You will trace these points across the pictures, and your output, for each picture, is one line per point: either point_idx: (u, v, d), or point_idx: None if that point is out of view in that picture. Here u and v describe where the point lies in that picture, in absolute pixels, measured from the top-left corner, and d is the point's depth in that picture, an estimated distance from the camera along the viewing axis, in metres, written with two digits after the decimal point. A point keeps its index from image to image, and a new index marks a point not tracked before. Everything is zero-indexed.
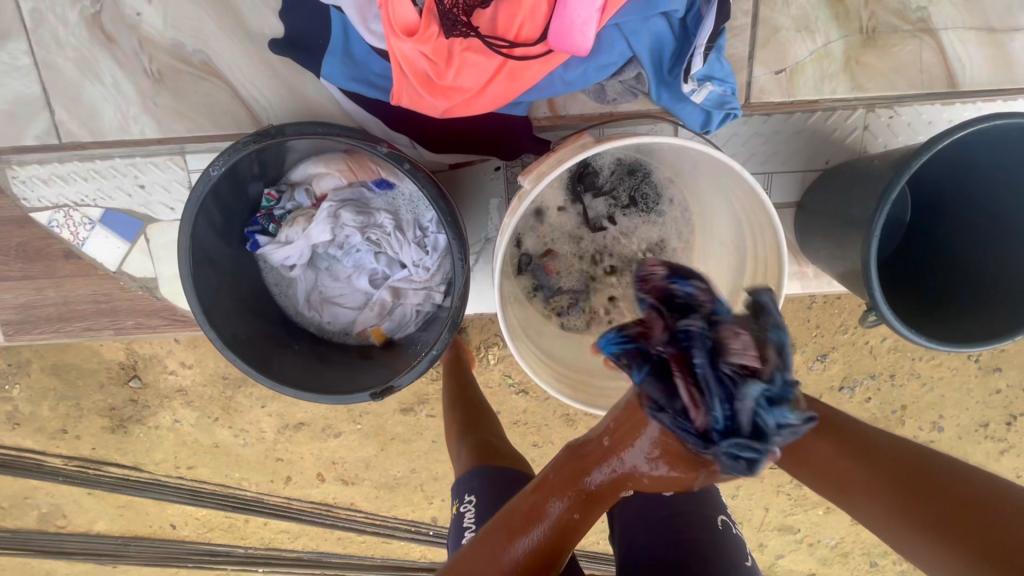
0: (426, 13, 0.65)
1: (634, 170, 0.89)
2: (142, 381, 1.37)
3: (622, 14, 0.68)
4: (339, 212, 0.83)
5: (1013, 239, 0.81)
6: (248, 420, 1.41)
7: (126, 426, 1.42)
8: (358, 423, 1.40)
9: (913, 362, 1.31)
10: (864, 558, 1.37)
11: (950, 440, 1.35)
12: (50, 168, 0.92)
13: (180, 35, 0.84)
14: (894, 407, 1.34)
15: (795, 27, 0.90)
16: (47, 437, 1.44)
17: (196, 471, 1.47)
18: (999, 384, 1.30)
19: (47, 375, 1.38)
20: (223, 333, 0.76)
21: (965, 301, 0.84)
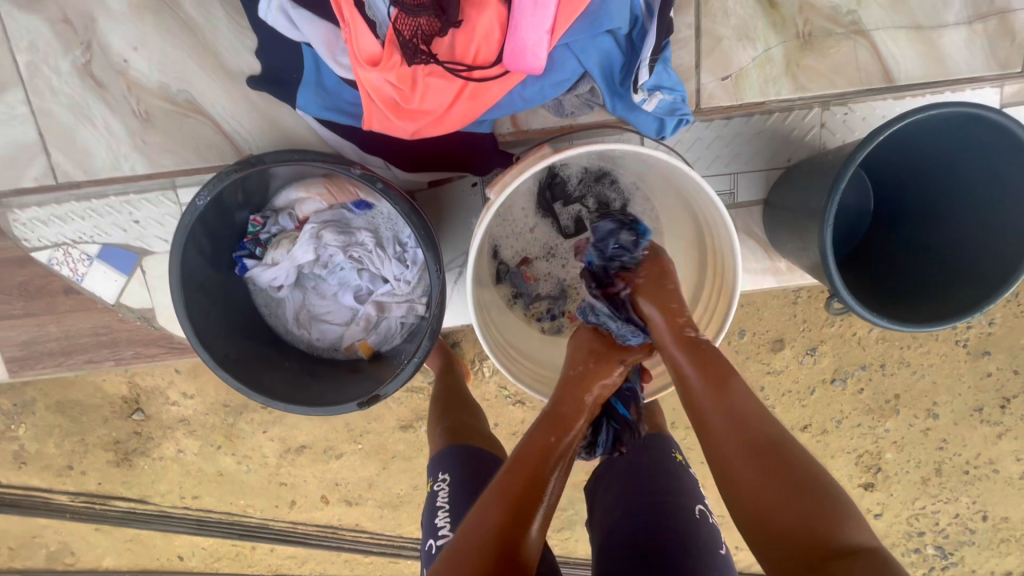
0: (388, 43, 0.69)
1: (601, 177, 0.94)
2: (145, 413, 1.40)
3: (571, 35, 0.72)
4: (321, 233, 0.87)
5: (968, 223, 0.85)
6: (251, 446, 1.44)
7: (131, 459, 1.45)
8: (359, 442, 1.43)
9: (902, 350, 1.33)
10: None
11: (947, 426, 1.37)
12: (49, 209, 0.97)
13: (163, 78, 0.90)
14: (888, 396, 1.36)
15: (736, 35, 0.95)
16: (54, 474, 1.47)
17: (201, 500, 1.50)
18: (989, 367, 1.33)
19: (52, 413, 1.41)
20: (215, 353, 0.80)
21: (926, 283, 0.88)
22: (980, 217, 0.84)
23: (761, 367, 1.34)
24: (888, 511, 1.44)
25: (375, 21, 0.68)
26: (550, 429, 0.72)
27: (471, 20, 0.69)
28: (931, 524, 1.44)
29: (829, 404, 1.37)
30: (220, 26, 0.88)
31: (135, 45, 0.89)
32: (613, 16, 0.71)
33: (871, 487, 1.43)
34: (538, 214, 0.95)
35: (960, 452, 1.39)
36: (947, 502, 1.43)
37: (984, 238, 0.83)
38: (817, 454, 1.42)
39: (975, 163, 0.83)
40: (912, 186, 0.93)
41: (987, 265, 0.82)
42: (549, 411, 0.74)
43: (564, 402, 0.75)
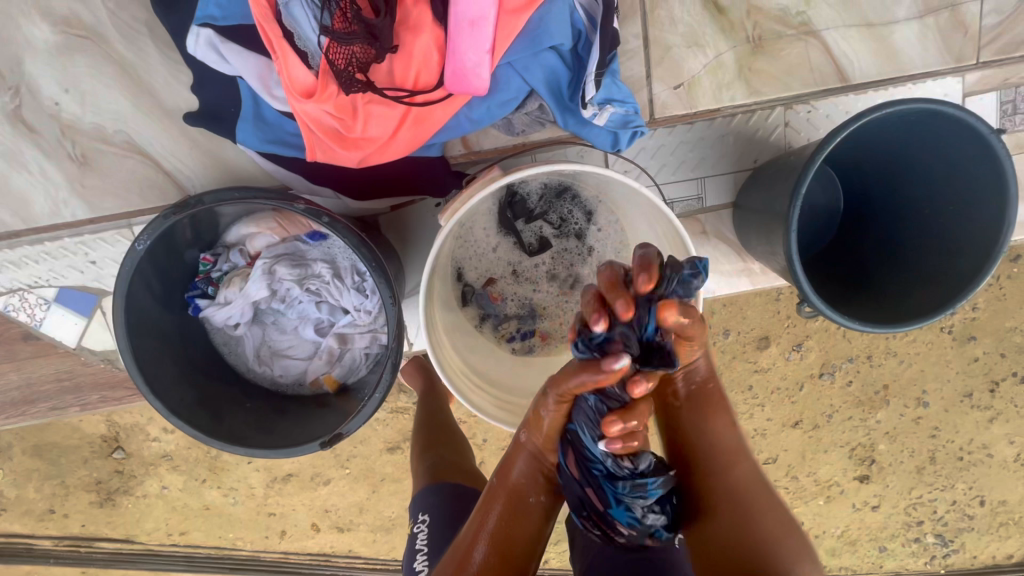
0: (322, 73, 0.66)
1: (562, 192, 0.92)
2: (125, 451, 1.36)
3: (512, 54, 0.70)
4: (274, 267, 0.85)
5: (934, 222, 0.84)
6: (237, 478, 1.40)
7: (114, 498, 1.41)
8: (347, 467, 1.39)
9: (887, 340, 1.32)
10: (872, 544, 1.46)
11: (938, 414, 1.36)
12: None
13: (100, 119, 0.87)
14: (877, 387, 1.35)
15: (685, 43, 0.94)
16: (36, 519, 1.43)
17: (189, 536, 1.46)
18: (976, 352, 1.31)
19: (30, 456, 1.38)
20: (168, 401, 0.77)
21: (897, 283, 0.86)
22: (949, 214, 0.82)
23: (749, 365, 1.32)
24: (885, 502, 1.43)
25: (307, 52, 0.66)
26: (504, 483, 0.69)
27: (406, 45, 0.66)
28: (930, 513, 1.43)
29: (819, 399, 1.35)
30: (153, 62, 0.84)
31: (65, 87, 0.85)
32: (553, 32, 0.69)
33: (867, 480, 1.42)
34: (501, 232, 0.93)
35: (953, 439, 1.37)
36: (944, 490, 1.41)
37: (952, 236, 0.81)
38: (810, 449, 1.40)
39: (937, 160, 0.82)
40: (879, 185, 0.91)
41: (959, 262, 0.80)
42: (504, 467, 0.70)
43: (513, 463, 0.69)
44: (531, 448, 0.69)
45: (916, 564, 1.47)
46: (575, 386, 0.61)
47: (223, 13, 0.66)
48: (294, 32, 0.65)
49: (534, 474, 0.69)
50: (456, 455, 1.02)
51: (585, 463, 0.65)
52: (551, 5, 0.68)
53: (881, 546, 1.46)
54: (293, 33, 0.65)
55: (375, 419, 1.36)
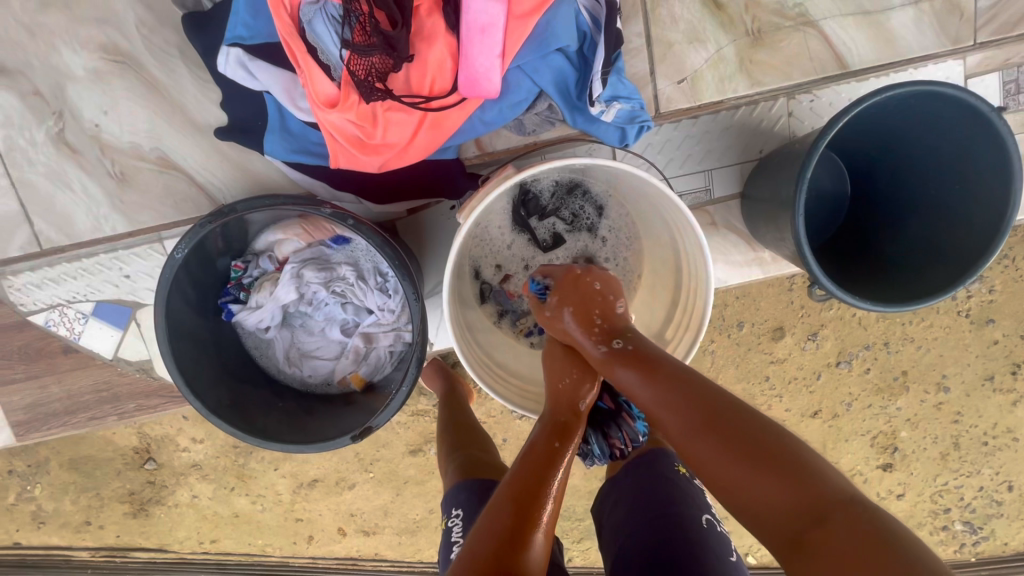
0: (344, 84, 0.70)
1: (572, 188, 0.96)
2: (157, 462, 1.41)
3: (521, 57, 0.73)
4: (302, 271, 0.89)
5: (939, 200, 0.86)
6: (264, 485, 1.44)
7: (147, 508, 1.46)
8: (371, 471, 1.42)
9: (904, 326, 1.32)
10: None
11: (959, 399, 1.36)
12: (41, 272, 0.99)
13: (134, 138, 0.92)
14: (895, 373, 1.35)
15: (687, 40, 0.97)
16: (72, 531, 1.48)
17: (220, 544, 1.50)
18: (996, 335, 1.31)
19: (65, 470, 1.43)
20: (208, 401, 0.81)
21: (908, 260, 0.88)
22: (954, 191, 0.84)
23: (765, 357, 1.33)
24: (910, 490, 1.42)
25: (329, 64, 0.70)
26: (550, 436, 0.72)
27: (422, 54, 0.70)
28: (956, 500, 1.42)
29: (837, 387, 1.36)
30: (184, 82, 0.89)
31: (104, 108, 0.90)
32: (560, 35, 0.72)
33: (891, 468, 1.42)
34: (515, 229, 0.96)
35: (976, 424, 1.37)
36: (970, 476, 1.40)
37: (959, 216, 0.83)
38: (831, 439, 1.40)
39: (941, 140, 0.83)
40: (886, 166, 0.93)
41: (966, 242, 0.81)
42: (547, 422, 0.74)
43: (557, 411, 0.75)
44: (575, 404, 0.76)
45: (945, 552, 1.46)
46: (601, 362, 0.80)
47: (251, 32, 0.70)
48: (317, 46, 0.69)
49: (577, 430, 0.73)
50: (480, 451, 1.04)
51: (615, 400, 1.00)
52: (556, 9, 0.72)
53: None
54: (316, 47, 0.69)
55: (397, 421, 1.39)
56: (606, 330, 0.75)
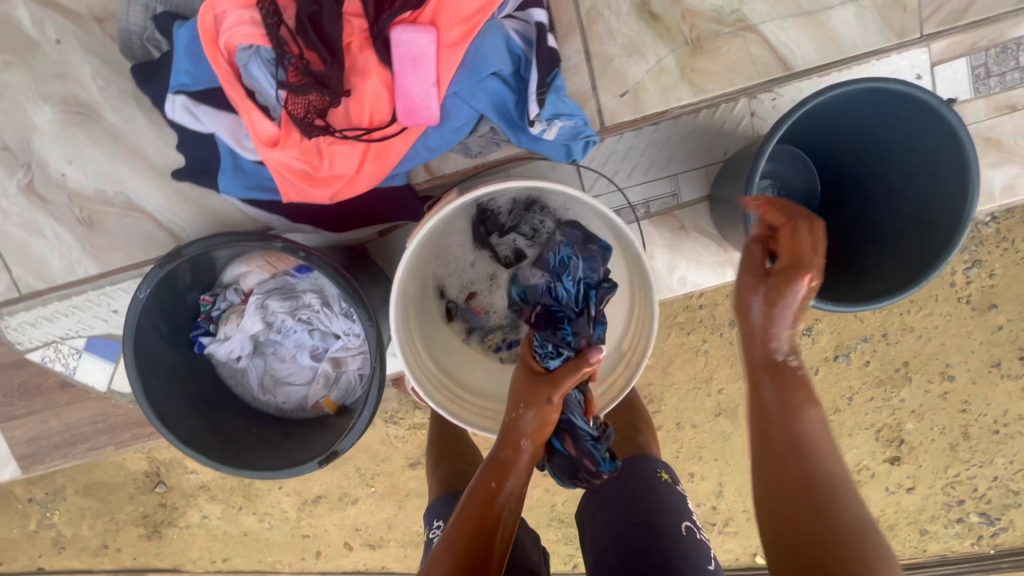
0: (284, 123, 0.73)
1: (529, 204, 0.97)
2: (167, 484, 1.44)
3: (456, 84, 0.75)
4: (267, 301, 0.92)
5: (907, 189, 0.84)
6: (270, 503, 1.48)
7: (161, 530, 1.49)
8: (372, 485, 1.44)
9: (902, 316, 1.28)
10: (913, 527, 1.43)
11: (966, 387, 1.31)
12: (35, 311, 1.04)
13: (99, 184, 0.96)
14: (897, 365, 1.31)
15: (626, 52, 0.97)
16: (92, 554, 1.52)
17: (231, 561, 1.54)
18: (1000, 320, 1.26)
19: (81, 496, 1.46)
20: (180, 433, 0.84)
21: (884, 255, 0.85)
22: (921, 183, 0.82)
23: None
24: (921, 483, 1.39)
25: (268, 105, 0.72)
26: (488, 477, 0.76)
27: (357, 88, 0.72)
28: (970, 492, 1.38)
29: (837, 381, 1.34)
30: (141, 128, 0.93)
31: (68, 158, 0.94)
32: (491, 60, 0.74)
33: (899, 461, 1.38)
34: (477, 248, 0.98)
35: (986, 412, 1.33)
36: (983, 466, 1.37)
37: (926, 210, 0.81)
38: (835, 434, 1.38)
39: (897, 133, 0.83)
40: (856, 160, 0.91)
41: (934, 232, 0.79)
42: (491, 457, 0.78)
43: (502, 444, 0.78)
44: (523, 438, 0.78)
45: (962, 545, 1.43)
46: (567, 383, 0.78)
47: (193, 79, 0.73)
48: (255, 89, 0.71)
49: (516, 465, 0.77)
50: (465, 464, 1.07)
51: (579, 442, 0.83)
52: (485, 35, 0.73)
53: (922, 528, 1.43)
54: (254, 90, 0.71)
55: (396, 436, 1.38)
56: (790, 343, 0.70)
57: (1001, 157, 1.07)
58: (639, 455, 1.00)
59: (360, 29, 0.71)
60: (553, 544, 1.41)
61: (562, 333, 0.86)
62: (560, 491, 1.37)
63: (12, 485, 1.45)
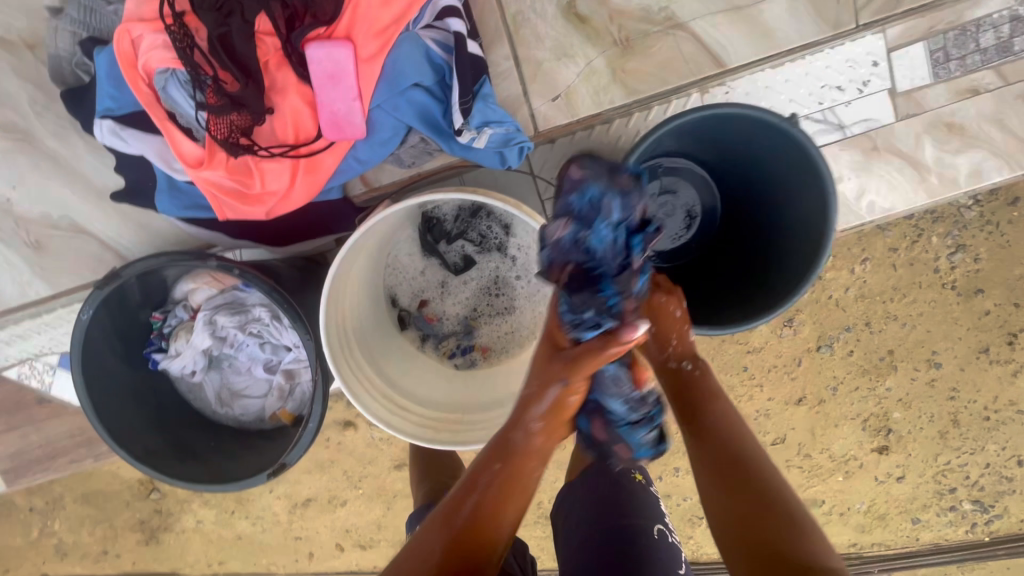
0: (208, 143, 0.74)
1: (475, 210, 0.97)
2: (162, 490, 1.41)
3: (378, 97, 0.75)
4: (215, 317, 0.93)
5: (789, 197, 0.87)
6: (262, 506, 1.44)
7: (157, 535, 1.45)
8: (360, 487, 1.39)
9: (885, 304, 1.23)
10: (904, 517, 1.35)
11: (953, 374, 1.25)
12: (8, 329, 1.05)
13: (43, 207, 0.97)
14: (881, 353, 1.26)
15: (555, 56, 0.97)
16: (93, 560, 1.47)
17: (228, 564, 1.48)
18: (986, 305, 1.21)
19: (79, 504, 1.42)
20: (133, 449, 0.86)
21: (775, 263, 0.89)
22: (796, 191, 0.85)
23: (740, 347, 1.27)
24: (911, 472, 1.32)
25: (190, 127, 0.74)
26: (496, 457, 0.74)
27: (279, 106, 0.74)
28: (962, 479, 1.31)
29: (822, 372, 1.28)
30: (80, 152, 0.95)
31: (12, 183, 0.96)
32: (409, 72, 0.74)
33: (887, 451, 1.32)
34: (426, 256, 0.98)
35: (975, 399, 1.27)
36: (974, 453, 1.30)
37: (804, 219, 0.83)
38: (819, 426, 1.31)
39: (763, 144, 0.86)
40: (744, 177, 0.95)
41: (808, 240, 0.82)
42: (496, 439, 0.75)
43: (513, 429, 0.74)
44: (536, 417, 0.74)
45: (956, 533, 1.35)
46: (586, 367, 0.73)
47: (118, 104, 0.75)
48: (176, 111, 0.73)
49: (520, 455, 0.74)
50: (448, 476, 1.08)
51: (609, 424, 0.88)
52: (402, 49, 0.74)
53: (913, 518, 1.35)
54: (175, 112, 0.73)
55: (382, 437, 1.35)
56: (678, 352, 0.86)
57: (965, 143, 1.05)
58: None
59: (275, 48, 0.72)
60: (540, 539, 1.35)
61: (602, 292, 0.74)
62: (547, 489, 1.30)
63: (13, 495, 1.43)
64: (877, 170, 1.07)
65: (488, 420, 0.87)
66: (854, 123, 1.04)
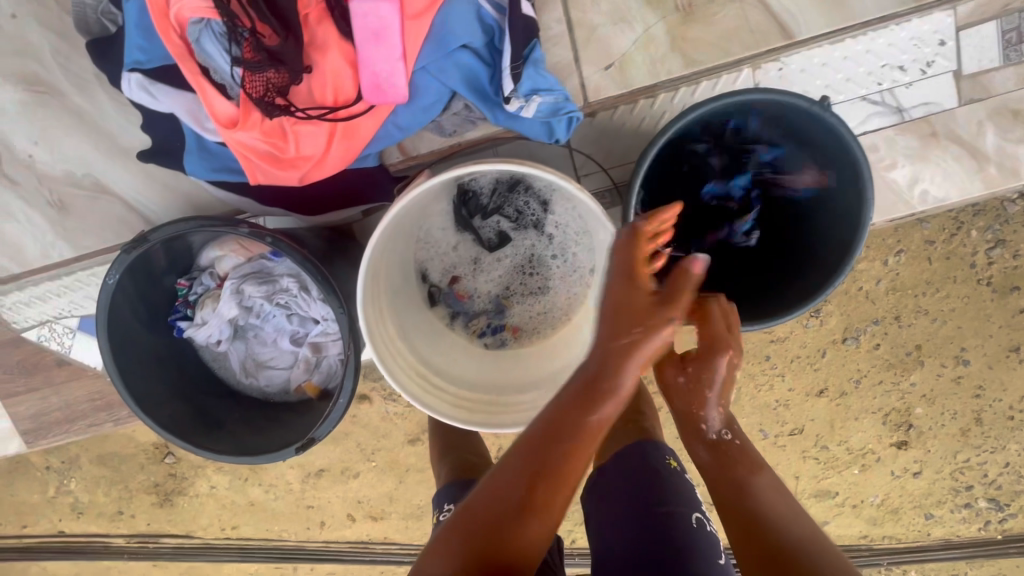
0: (243, 102, 0.70)
1: (513, 184, 0.93)
2: (176, 455, 1.40)
3: (424, 57, 0.70)
4: (242, 286, 0.90)
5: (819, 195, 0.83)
6: (275, 475, 1.43)
7: (172, 498, 1.44)
8: (373, 460, 1.38)
9: (916, 298, 1.18)
10: (917, 511, 1.33)
11: (981, 372, 1.22)
12: (30, 291, 1.03)
13: (66, 165, 0.94)
14: (908, 348, 1.22)
15: (611, 21, 0.92)
16: (108, 520, 1.47)
17: (240, 530, 1.47)
18: (1022, 303, 1.16)
19: (95, 465, 1.41)
20: (159, 417, 0.84)
21: (794, 262, 0.84)
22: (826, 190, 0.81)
23: (764, 336, 1.23)
24: (928, 468, 1.29)
25: (224, 83, 0.70)
26: (583, 406, 0.61)
27: (318, 65, 0.69)
28: (979, 477, 1.29)
29: (843, 365, 1.24)
30: (107, 108, 0.91)
31: (34, 139, 0.93)
32: (458, 32, 0.69)
33: (906, 446, 1.29)
34: (459, 230, 0.94)
35: (1001, 398, 1.23)
36: (994, 452, 1.27)
37: (833, 219, 0.80)
38: (839, 419, 1.28)
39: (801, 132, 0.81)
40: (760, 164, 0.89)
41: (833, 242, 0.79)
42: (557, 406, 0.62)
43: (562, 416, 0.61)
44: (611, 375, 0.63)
45: (968, 530, 1.33)
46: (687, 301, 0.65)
47: (147, 56, 0.70)
48: (209, 66, 0.69)
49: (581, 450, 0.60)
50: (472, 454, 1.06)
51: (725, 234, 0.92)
52: (452, 6, 0.69)
53: (926, 513, 1.33)
54: (208, 67, 0.69)
55: (394, 412, 1.33)
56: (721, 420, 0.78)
57: None
58: (647, 440, 0.96)
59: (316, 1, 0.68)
60: None
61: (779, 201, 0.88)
62: None
63: (30, 454, 1.43)
64: (932, 158, 1.00)
65: (523, 403, 0.84)
66: (913, 106, 0.98)
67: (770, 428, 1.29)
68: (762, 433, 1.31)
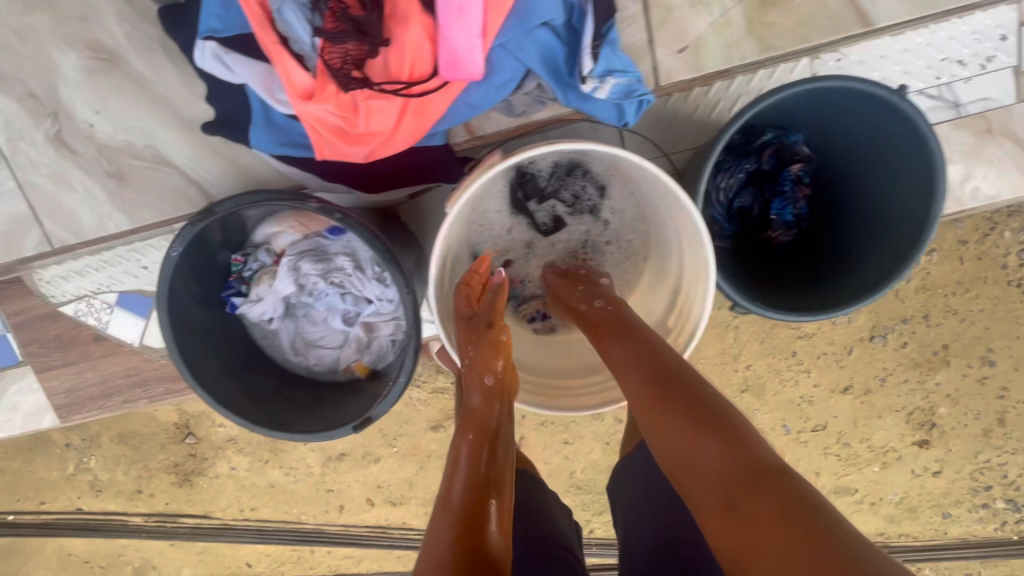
0: (319, 73, 0.69)
1: (572, 168, 0.92)
2: (197, 436, 1.39)
3: (504, 35, 0.70)
4: (299, 263, 0.90)
5: (889, 178, 0.82)
6: (295, 458, 1.41)
7: (191, 478, 1.43)
8: (394, 445, 1.37)
9: (946, 298, 1.18)
10: (934, 511, 1.32)
11: (1008, 372, 1.21)
12: (67, 264, 1.02)
13: (127, 135, 0.94)
14: (935, 348, 1.21)
15: (688, 3, 0.91)
16: (126, 499, 1.46)
17: (258, 511, 1.46)
18: None
19: (116, 443, 1.41)
20: (216, 392, 0.83)
21: (866, 248, 0.85)
22: (895, 174, 0.81)
23: (791, 332, 1.22)
24: (949, 467, 1.28)
25: (302, 54, 0.68)
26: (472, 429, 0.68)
27: (397, 38, 0.67)
28: (999, 477, 1.28)
29: (870, 363, 1.23)
30: (172, 80, 0.92)
31: (95, 108, 0.93)
32: (542, 8, 0.68)
33: (927, 445, 1.28)
34: (513, 212, 0.93)
35: None
36: (1015, 453, 1.27)
37: (905, 202, 0.79)
38: (862, 417, 1.27)
39: (864, 118, 0.81)
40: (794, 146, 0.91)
41: (904, 225, 0.79)
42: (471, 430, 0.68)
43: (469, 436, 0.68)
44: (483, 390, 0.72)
45: (985, 530, 1.32)
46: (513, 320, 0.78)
47: (223, 24, 0.70)
48: (289, 36, 0.68)
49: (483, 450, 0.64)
50: None
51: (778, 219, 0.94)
52: None
53: (944, 513, 1.32)
54: (288, 37, 0.68)
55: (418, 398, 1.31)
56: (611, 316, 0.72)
57: None
58: None
59: None
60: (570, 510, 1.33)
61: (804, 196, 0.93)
62: (579, 458, 1.29)
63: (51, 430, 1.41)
64: (984, 153, 0.99)
65: (579, 388, 0.84)
66: (971, 101, 0.97)
67: (792, 424, 1.28)
68: (784, 428, 1.29)
